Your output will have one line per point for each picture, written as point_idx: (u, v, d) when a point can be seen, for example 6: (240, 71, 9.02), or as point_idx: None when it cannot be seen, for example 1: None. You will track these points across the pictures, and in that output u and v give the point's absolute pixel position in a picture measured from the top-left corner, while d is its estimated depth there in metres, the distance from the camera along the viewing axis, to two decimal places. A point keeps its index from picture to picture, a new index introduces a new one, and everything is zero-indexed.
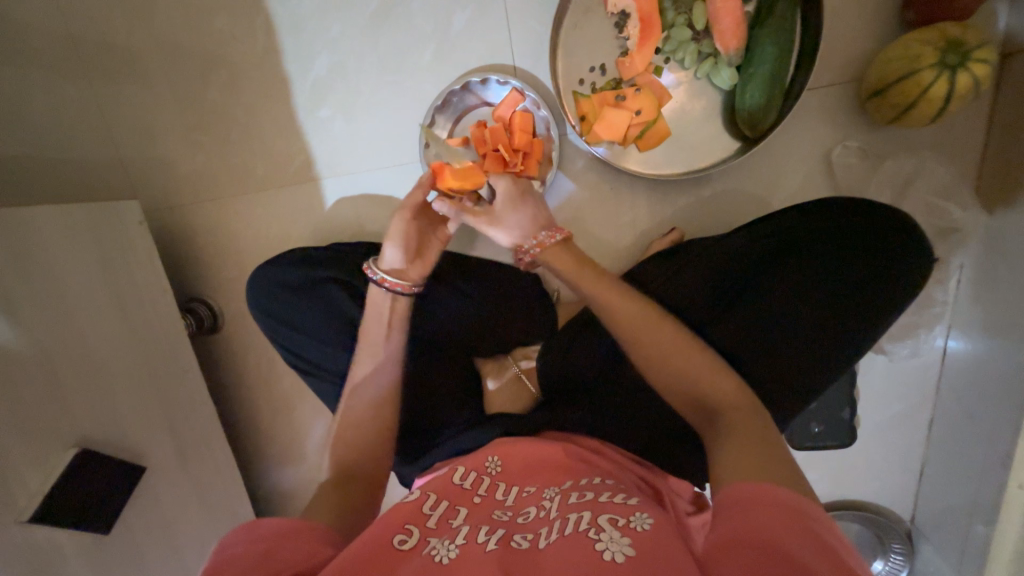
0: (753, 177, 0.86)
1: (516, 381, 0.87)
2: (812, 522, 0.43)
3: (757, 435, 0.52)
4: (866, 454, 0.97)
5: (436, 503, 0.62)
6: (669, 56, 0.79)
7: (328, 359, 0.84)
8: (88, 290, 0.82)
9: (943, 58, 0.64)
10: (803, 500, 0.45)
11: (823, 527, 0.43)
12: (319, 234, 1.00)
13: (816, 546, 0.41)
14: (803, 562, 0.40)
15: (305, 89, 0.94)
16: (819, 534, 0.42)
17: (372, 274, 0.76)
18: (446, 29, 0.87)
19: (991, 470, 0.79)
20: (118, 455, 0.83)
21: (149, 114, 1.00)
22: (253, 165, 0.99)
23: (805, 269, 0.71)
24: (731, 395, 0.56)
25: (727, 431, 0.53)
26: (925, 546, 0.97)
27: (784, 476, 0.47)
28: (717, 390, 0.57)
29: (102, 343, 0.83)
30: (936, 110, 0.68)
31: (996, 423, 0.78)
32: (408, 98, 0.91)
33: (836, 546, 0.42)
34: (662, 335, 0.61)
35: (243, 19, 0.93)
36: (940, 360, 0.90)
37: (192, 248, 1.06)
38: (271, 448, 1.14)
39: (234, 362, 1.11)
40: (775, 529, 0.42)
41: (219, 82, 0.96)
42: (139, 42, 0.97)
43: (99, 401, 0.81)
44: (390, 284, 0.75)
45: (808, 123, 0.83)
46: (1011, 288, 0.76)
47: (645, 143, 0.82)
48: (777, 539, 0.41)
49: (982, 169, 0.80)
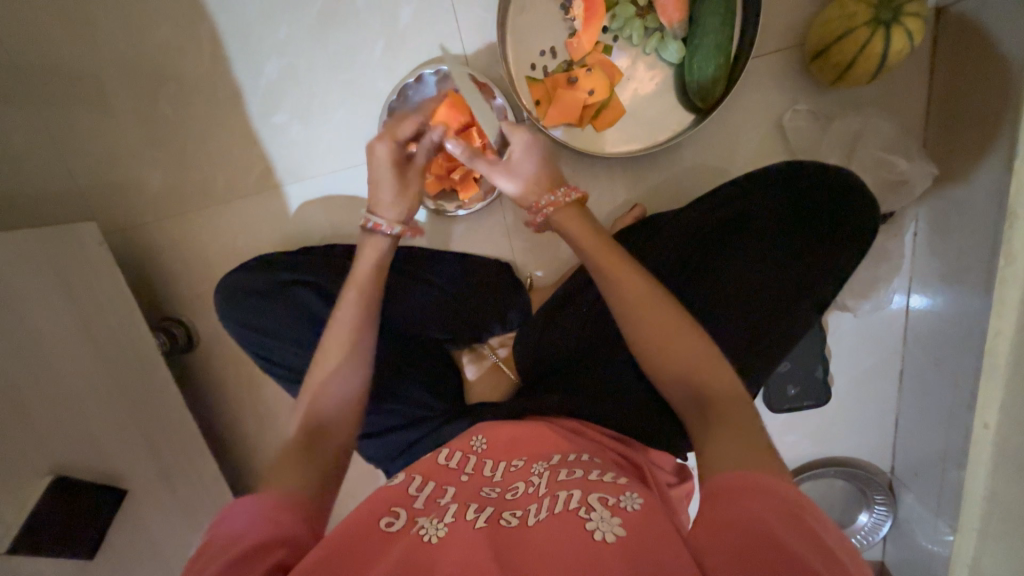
0: (711, 148, 0.87)
1: (495, 370, 0.88)
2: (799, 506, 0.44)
3: (740, 418, 0.52)
4: (844, 410, 1.00)
5: (423, 483, 0.62)
6: (617, 34, 0.80)
7: (302, 363, 0.83)
8: (51, 316, 0.80)
9: (876, 14, 0.65)
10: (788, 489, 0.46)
11: (807, 514, 0.44)
12: (286, 240, 0.98)
13: (799, 531, 0.43)
14: (794, 553, 0.41)
15: (257, 95, 0.93)
16: (804, 522, 0.44)
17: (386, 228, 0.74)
18: (395, 22, 0.87)
19: (959, 412, 0.83)
20: (97, 480, 0.82)
21: (100, 132, 0.98)
22: (213, 176, 0.97)
23: (763, 233, 0.71)
24: (705, 366, 0.56)
25: (718, 418, 0.53)
26: (906, 495, 0.99)
27: (768, 463, 0.49)
28: (690, 359, 0.57)
29: (68, 368, 0.81)
30: (875, 69, 0.69)
31: (959, 366, 0.81)
32: (364, 95, 0.91)
33: (817, 532, 0.43)
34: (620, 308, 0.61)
35: (187, 27, 0.91)
36: (903, 313, 0.92)
37: (159, 265, 1.04)
38: (258, 461, 1.13)
39: (212, 377, 1.10)
40: (765, 517, 0.43)
41: (169, 95, 0.95)
42: (82, 58, 0.94)
43: (74, 427, 0.80)
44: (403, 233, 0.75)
45: (760, 91, 0.84)
46: (958, 237, 0.79)
47: (601, 122, 0.82)
48: (767, 527, 0.43)
49: (928, 123, 0.82)
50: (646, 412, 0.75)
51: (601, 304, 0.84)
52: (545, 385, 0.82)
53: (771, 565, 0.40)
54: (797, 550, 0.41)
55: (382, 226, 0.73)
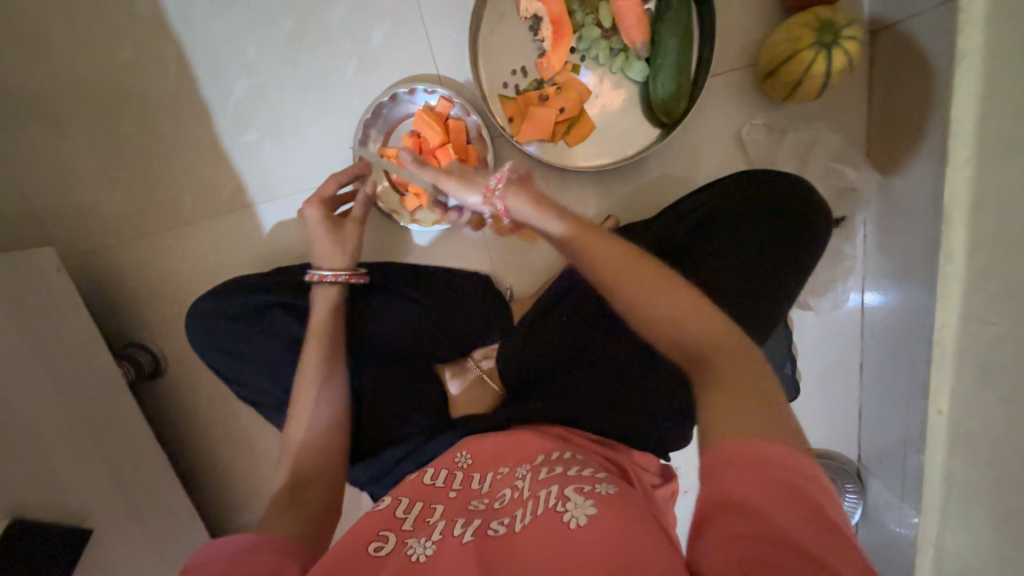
0: (676, 161, 0.91)
1: (479, 382, 0.89)
2: (778, 469, 0.44)
3: (740, 374, 0.51)
4: (811, 404, 1.05)
5: (409, 505, 0.61)
6: (584, 54, 0.84)
7: (281, 386, 0.81)
8: (7, 349, 0.76)
9: (819, 37, 0.71)
10: (772, 448, 0.45)
11: (788, 472, 0.44)
12: (259, 260, 0.96)
13: (779, 496, 0.43)
14: (776, 520, 0.42)
15: (226, 114, 0.91)
16: (784, 483, 0.43)
17: (321, 277, 0.80)
18: (367, 42, 0.88)
19: (915, 400, 0.88)
20: (60, 521, 0.77)
21: (56, 153, 0.94)
22: (179, 196, 0.95)
23: (727, 238, 0.75)
24: (713, 327, 0.54)
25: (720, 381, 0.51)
26: (873, 482, 1.05)
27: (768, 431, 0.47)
28: (689, 318, 0.55)
29: (25, 402, 0.76)
30: (820, 86, 0.75)
31: (913, 357, 0.87)
32: (336, 114, 0.91)
33: (801, 488, 0.44)
34: (621, 267, 0.60)
35: (151, 46, 0.89)
36: (859, 309, 0.99)
37: (123, 290, 1.00)
38: (232, 490, 1.08)
39: (183, 405, 1.05)
40: (744, 486, 0.44)
41: (132, 114, 0.92)
42: (35, 78, 0.91)
43: (34, 466, 0.75)
44: (347, 277, 0.81)
45: (718, 107, 0.89)
46: (903, 236, 0.85)
47: (573, 137, 0.86)
48: (745, 497, 0.43)
49: (869, 134, 0.89)
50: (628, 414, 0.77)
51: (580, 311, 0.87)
52: (529, 393, 0.83)
53: (753, 536, 0.41)
54: (777, 518, 0.42)
55: (322, 275, 0.79)
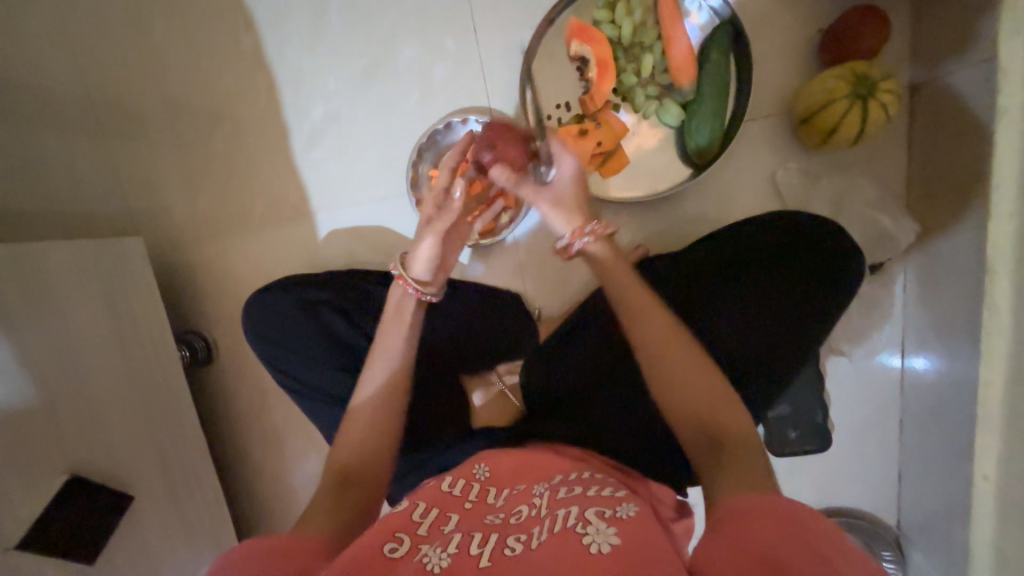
0: (709, 198, 0.94)
1: (501, 396, 0.92)
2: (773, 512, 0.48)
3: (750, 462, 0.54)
4: (845, 458, 1.00)
5: (426, 511, 0.64)
6: (624, 97, 0.89)
7: (318, 378, 0.86)
8: (90, 321, 0.86)
9: (854, 89, 0.74)
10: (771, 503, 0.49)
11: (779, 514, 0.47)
12: (312, 264, 1.06)
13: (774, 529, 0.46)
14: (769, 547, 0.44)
15: (301, 134, 1.03)
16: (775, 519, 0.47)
17: (405, 284, 0.74)
18: (429, 78, 0.98)
19: (959, 464, 0.82)
20: (108, 485, 0.84)
21: (156, 161, 1.09)
22: (252, 204, 1.06)
23: (752, 276, 0.76)
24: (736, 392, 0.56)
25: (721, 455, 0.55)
26: (915, 553, 0.97)
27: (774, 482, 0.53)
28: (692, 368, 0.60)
29: (97, 372, 0.85)
30: (854, 135, 0.77)
31: (954, 416, 0.83)
32: (396, 138, 1.01)
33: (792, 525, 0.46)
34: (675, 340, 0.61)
35: (246, 75, 1.03)
36: (900, 356, 0.95)
37: (191, 281, 1.11)
38: (259, 480, 1.13)
39: (226, 393, 1.13)
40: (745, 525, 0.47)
41: (223, 130, 1.06)
42: (150, 98, 1.07)
43: (93, 428, 0.83)
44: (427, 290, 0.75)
45: (754, 149, 0.92)
46: (942, 286, 0.84)
47: (607, 170, 0.91)
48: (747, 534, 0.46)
49: (910, 185, 0.89)
50: (647, 438, 0.78)
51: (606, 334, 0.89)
52: (549, 410, 0.84)
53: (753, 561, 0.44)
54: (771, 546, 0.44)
55: (407, 281, 0.74)
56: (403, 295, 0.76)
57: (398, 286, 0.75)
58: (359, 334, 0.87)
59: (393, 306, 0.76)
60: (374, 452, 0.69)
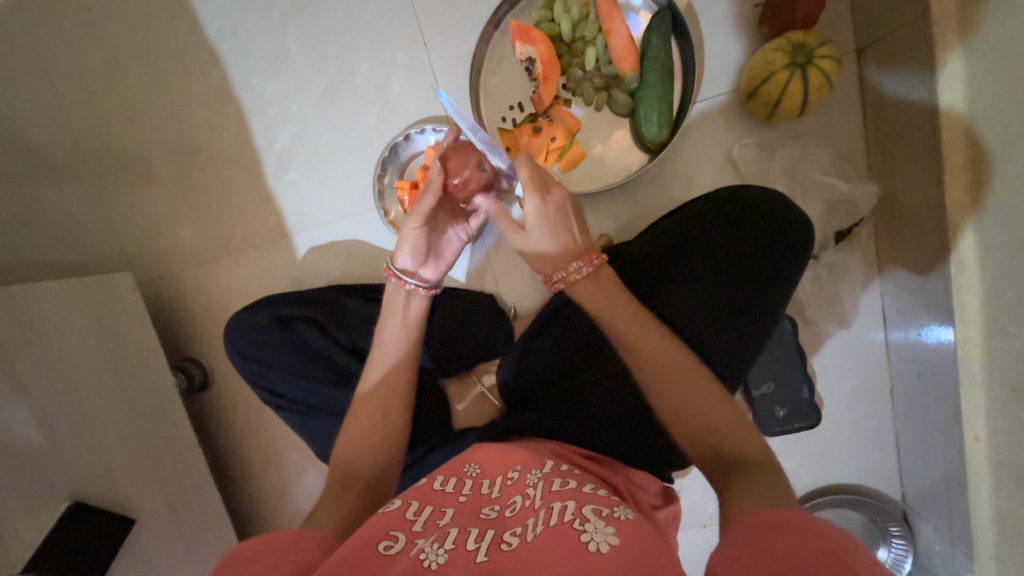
0: (668, 181, 0.95)
1: (481, 397, 0.93)
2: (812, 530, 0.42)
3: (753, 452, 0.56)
4: (837, 432, 0.98)
5: (420, 508, 0.62)
6: (573, 92, 0.91)
7: (299, 391, 0.89)
8: (84, 352, 0.90)
9: (793, 58, 0.74)
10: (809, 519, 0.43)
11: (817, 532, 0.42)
12: (292, 282, 1.09)
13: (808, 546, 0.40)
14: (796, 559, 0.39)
15: (272, 158, 1.08)
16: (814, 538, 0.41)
17: (403, 281, 0.79)
18: (387, 93, 1.02)
19: (948, 429, 0.79)
20: (109, 508, 0.87)
21: (143, 198, 1.14)
22: (233, 230, 1.11)
23: (708, 254, 0.75)
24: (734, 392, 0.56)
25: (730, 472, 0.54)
26: (920, 524, 0.94)
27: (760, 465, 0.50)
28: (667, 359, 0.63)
29: (94, 400, 0.90)
30: (800, 103, 0.77)
31: (940, 380, 0.79)
32: (361, 153, 1.04)
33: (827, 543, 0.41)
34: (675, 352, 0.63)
35: (218, 109, 1.08)
36: (880, 321, 0.93)
37: (182, 310, 1.16)
38: (261, 497, 1.16)
39: (223, 415, 1.17)
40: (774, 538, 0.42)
41: (200, 163, 1.11)
42: (132, 139, 1.13)
43: (93, 454, 0.87)
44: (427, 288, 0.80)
45: (708, 129, 0.92)
46: (910, 246, 0.83)
47: (564, 164, 0.91)
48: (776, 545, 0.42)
49: (868, 148, 0.89)
50: (619, 424, 0.78)
51: (574, 322, 0.86)
52: (525, 407, 0.85)
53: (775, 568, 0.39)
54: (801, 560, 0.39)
55: (405, 280, 0.79)
56: (394, 287, 0.81)
57: (392, 281, 0.81)
58: (335, 346, 0.90)
59: (388, 299, 0.82)
60: (363, 454, 0.72)
